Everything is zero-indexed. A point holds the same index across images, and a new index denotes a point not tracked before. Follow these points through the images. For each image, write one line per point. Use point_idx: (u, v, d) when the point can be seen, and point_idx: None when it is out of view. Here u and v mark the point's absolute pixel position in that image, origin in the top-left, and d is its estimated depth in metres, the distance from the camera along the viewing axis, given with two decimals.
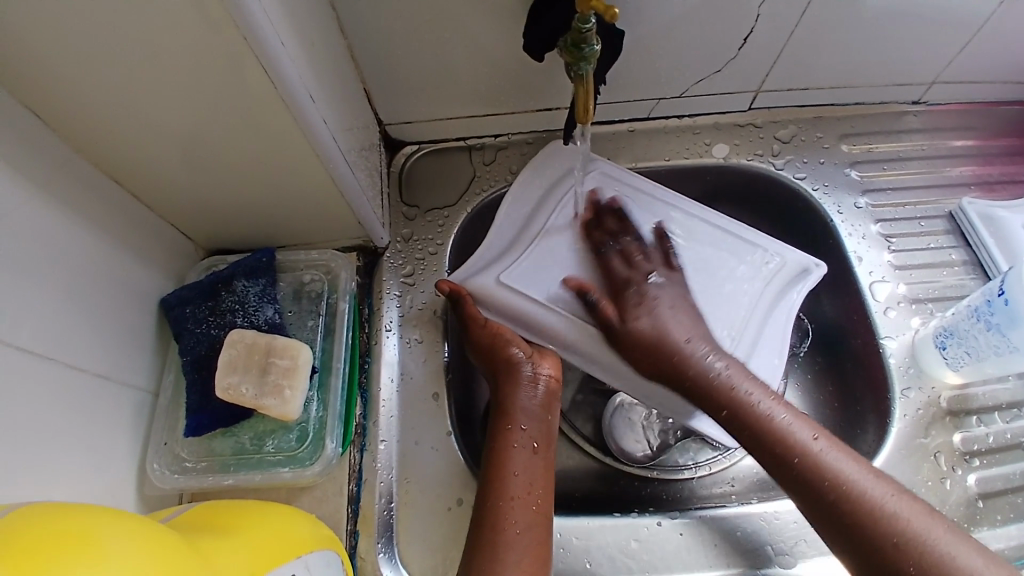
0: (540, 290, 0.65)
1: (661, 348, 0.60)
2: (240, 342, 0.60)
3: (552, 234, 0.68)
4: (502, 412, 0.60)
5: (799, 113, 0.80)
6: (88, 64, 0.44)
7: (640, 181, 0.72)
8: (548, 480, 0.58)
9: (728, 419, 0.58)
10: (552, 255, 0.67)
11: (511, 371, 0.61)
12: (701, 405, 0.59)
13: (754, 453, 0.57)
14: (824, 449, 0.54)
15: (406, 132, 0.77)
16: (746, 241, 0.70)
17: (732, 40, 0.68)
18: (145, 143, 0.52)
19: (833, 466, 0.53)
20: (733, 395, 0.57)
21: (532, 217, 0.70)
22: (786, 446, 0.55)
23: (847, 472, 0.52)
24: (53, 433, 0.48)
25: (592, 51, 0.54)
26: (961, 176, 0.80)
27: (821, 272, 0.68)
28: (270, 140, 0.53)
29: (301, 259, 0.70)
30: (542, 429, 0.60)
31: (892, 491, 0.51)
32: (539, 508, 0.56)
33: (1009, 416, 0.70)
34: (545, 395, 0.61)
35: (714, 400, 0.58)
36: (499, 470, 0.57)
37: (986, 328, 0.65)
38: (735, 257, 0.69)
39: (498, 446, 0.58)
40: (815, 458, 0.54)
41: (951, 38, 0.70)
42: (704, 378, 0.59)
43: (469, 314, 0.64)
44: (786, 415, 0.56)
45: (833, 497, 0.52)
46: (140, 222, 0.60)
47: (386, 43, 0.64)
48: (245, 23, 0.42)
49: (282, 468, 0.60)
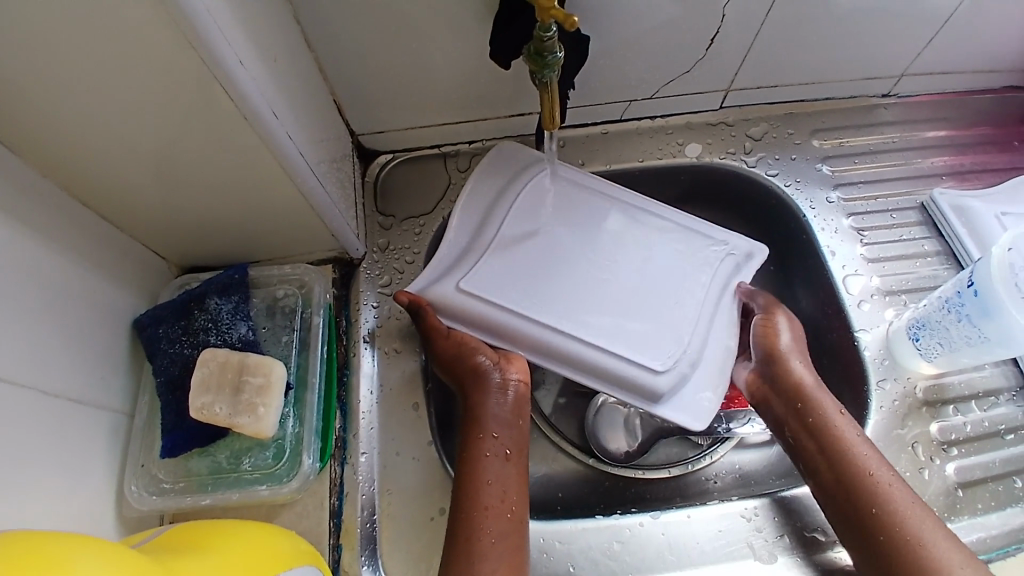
0: (503, 296, 0.64)
1: (796, 346, 0.66)
2: (213, 361, 0.60)
3: (508, 239, 0.67)
4: (473, 420, 0.60)
5: (769, 110, 0.81)
6: (47, 90, 0.44)
7: (589, 180, 0.72)
8: (522, 487, 0.58)
9: (807, 431, 0.62)
10: (511, 261, 0.66)
11: (478, 379, 0.61)
12: (787, 412, 0.64)
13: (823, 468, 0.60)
14: (889, 485, 0.57)
15: (378, 141, 0.77)
16: (690, 236, 0.71)
17: (700, 41, 0.68)
18: (110, 165, 0.52)
19: (894, 502, 0.56)
20: (819, 414, 0.62)
21: (486, 221, 0.68)
22: (854, 465, 0.58)
23: (901, 516, 0.56)
24: (29, 460, 0.48)
25: (556, 58, 0.54)
26: (934, 167, 0.81)
27: (764, 255, 0.70)
28: (237, 158, 0.53)
29: (275, 274, 0.70)
30: (514, 436, 0.60)
31: (942, 535, 0.54)
32: (513, 515, 0.56)
33: (986, 404, 0.71)
34: (515, 401, 0.61)
35: (803, 409, 0.63)
36: (471, 480, 0.57)
37: (957, 319, 0.64)
38: (681, 250, 0.70)
39: (470, 456, 0.58)
40: (878, 490, 0.57)
41: (916, 32, 0.71)
42: (796, 391, 0.64)
43: (430, 325, 0.62)
44: (861, 445, 0.60)
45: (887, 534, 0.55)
46: (110, 243, 0.60)
47: (352, 55, 0.64)
48: (205, 45, 0.42)
49: (261, 486, 0.60)
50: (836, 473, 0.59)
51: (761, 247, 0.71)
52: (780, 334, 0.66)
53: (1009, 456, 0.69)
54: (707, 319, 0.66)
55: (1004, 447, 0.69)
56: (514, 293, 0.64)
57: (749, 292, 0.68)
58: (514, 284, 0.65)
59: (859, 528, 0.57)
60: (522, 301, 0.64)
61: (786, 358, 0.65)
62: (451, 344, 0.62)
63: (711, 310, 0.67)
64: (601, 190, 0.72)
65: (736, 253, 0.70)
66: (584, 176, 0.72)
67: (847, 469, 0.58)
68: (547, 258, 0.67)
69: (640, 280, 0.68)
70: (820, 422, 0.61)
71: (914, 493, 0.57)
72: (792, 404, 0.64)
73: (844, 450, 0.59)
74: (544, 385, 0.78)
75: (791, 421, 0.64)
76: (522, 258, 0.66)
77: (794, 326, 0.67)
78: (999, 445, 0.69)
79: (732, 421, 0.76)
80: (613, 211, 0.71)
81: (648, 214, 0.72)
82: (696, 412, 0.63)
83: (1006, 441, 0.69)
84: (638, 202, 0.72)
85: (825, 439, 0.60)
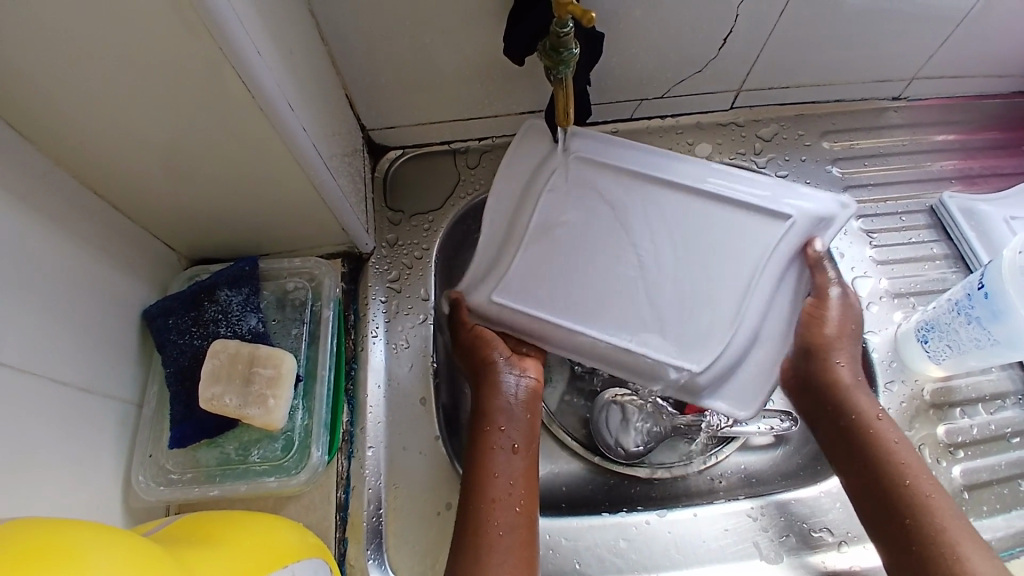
0: (540, 300, 0.64)
1: (847, 333, 0.63)
2: (223, 352, 0.60)
3: (541, 230, 0.66)
4: (480, 413, 0.61)
5: (780, 111, 0.81)
6: (64, 79, 0.44)
7: (617, 153, 0.69)
8: (530, 480, 0.58)
9: (846, 435, 0.61)
10: (539, 250, 0.65)
11: (492, 375, 0.62)
12: (826, 415, 0.62)
13: (857, 473, 0.59)
14: (926, 496, 0.55)
15: (389, 136, 0.77)
16: (765, 197, 0.66)
17: (713, 40, 0.68)
18: (124, 154, 0.52)
19: (929, 513, 0.54)
20: (857, 418, 0.60)
21: (516, 204, 0.67)
22: (888, 469, 0.57)
23: (935, 528, 0.54)
24: (40, 448, 0.48)
25: (572, 54, 0.54)
26: (943, 170, 0.81)
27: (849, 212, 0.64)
28: (252, 150, 0.53)
29: (285, 267, 0.70)
30: (524, 429, 0.60)
31: (978, 546, 0.52)
32: (521, 509, 0.56)
33: (993, 407, 0.71)
34: (526, 393, 0.62)
35: (838, 407, 0.62)
36: (481, 472, 0.57)
37: (967, 322, 0.64)
38: (752, 215, 0.66)
39: (480, 448, 0.59)
40: (913, 499, 0.55)
41: (929, 35, 0.70)
42: (836, 393, 0.62)
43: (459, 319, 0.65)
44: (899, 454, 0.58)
45: (918, 544, 0.54)
46: (120, 234, 0.60)
47: (365, 49, 0.64)
48: (222, 35, 0.42)
49: (269, 477, 0.60)
50: (868, 474, 0.58)
51: (846, 202, 0.65)
52: (825, 326, 0.63)
53: (1016, 459, 0.68)
54: (769, 296, 0.64)
55: (1011, 450, 0.69)
56: (551, 296, 0.64)
57: (816, 262, 0.64)
58: (550, 283, 0.64)
59: (887, 533, 0.56)
60: (558, 305, 0.64)
61: (825, 354, 0.62)
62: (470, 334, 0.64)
63: (771, 294, 0.64)
64: (633, 165, 0.68)
65: (815, 214, 0.65)
66: (614, 150, 0.69)
67: (879, 473, 0.58)
68: (574, 244, 0.66)
69: (699, 254, 0.65)
70: (856, 421, 0.60)
71: (950, 501, 0.56)
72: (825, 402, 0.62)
73: (880, 450, 0.59)
74: (551, 383, 0.78)
75: (824, 418, 0.63)
76: (556, 250, 0.65)
77: (849, 310, 0.63)
78: (1006, 448, 0.69)
79: (738, 424, 0.74)
80: (661, 180, 0.67)
81: (713, 180, 0.67)
82: (740, 400, 0.63)
83: (1013, 444, 0.69)
84: (698, 172, 0.67)
85: (860, 438, 0.60)
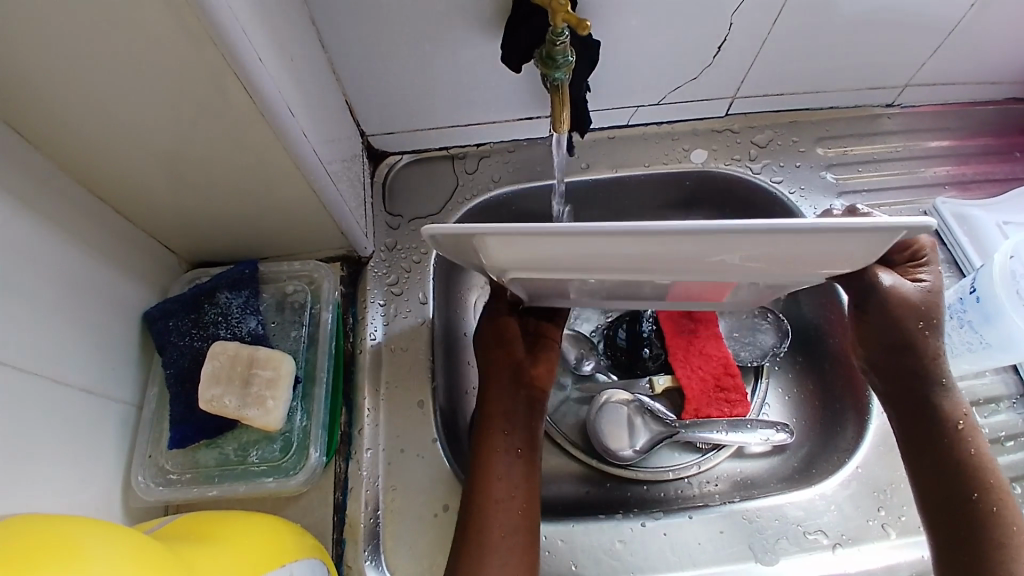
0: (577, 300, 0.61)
1: (919, 327, 0.57)
2: (224, 354, 0.61)
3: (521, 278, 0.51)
4: (485, 416, 0.62)
5: (773, 118, 0.82)
6: (66, 82, 0.45)
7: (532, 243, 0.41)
8: (532, 482, 0.60)
9: (928, 431, 0.57)
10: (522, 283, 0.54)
11: (501, 380, 0.63)
12: (910, 407, 0.58)
13: (931, 472, 0.56)
14: (998, 508, 0.54)
15: (388, 142, 0.78)
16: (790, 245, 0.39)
17: (708, 48, 0.69)
18: (125, 158, 0.53)
19: (998, 524, 0.53)
20: (942, 416, 0.57)
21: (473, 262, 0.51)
22: (963, 474, 0.55)
23: (1001, 539, 0.52)
24: (41, 448, 0.49)
25: (567, 60, 0.55)
26: (936, 176, 0.82)
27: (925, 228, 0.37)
28: (252, 154, 0.53)
29: (285, 270, 0.71)
30: (527, 433, 0.62)
31: None
32: (524, 512, 0.58)
33: (986, 411, 0.71)
34: (528, 400, 0.63)
35: (923, 407, 0.57)
36: (483, 474, 0.59)
37: (960, 326, 0.66)
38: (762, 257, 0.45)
39: (482, 450, 0.60)
40: (986, 507, 0.54)
41: (922, 41, 0.71)
42: (926, 389, 0.57)
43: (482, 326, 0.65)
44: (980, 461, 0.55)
45: (982, 551, 0.52)
46: (121, 236, 0.60)
47: (365, 56, 0.65)
48: (223, 40, 0.42)
49: (267, 479, 0.61)
50: (945, 478, 0.55)
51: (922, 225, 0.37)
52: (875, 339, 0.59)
53: (1010, 463, 0.68)
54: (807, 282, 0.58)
55: (1005, 454, 0.69)
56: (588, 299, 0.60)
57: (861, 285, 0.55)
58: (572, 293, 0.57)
59: (951, 536, 0.54)
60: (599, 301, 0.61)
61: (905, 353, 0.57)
62: (497, 331, 0.65)
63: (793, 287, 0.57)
64: (569, 253, 0.42)
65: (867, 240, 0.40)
66: (527, 241, 0.40)
67: (954, 478, 0.55)
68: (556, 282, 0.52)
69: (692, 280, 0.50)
70: (947, 424, 0.57)
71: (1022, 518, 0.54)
72: (909, 401, 0.58)
73: (965, 458, 0.56)
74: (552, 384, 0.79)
75: (907, 412, 0.58)
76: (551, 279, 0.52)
77: (914, 300, 0.56)
78: (1000, 452, 0.69)
79: (734, 430, 0.74)
80: (625, 251, 0.41)
81: (695, 250, 0.40)
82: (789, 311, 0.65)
83: (1007, 448, 0.69)
84: (680, 244, 0.39)
85: (945, 439, 0.56)
